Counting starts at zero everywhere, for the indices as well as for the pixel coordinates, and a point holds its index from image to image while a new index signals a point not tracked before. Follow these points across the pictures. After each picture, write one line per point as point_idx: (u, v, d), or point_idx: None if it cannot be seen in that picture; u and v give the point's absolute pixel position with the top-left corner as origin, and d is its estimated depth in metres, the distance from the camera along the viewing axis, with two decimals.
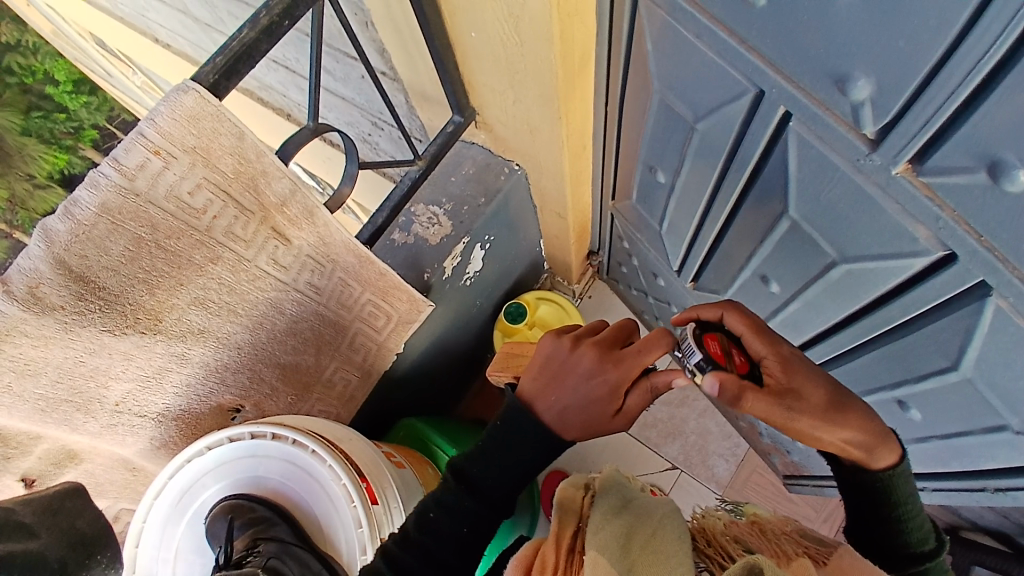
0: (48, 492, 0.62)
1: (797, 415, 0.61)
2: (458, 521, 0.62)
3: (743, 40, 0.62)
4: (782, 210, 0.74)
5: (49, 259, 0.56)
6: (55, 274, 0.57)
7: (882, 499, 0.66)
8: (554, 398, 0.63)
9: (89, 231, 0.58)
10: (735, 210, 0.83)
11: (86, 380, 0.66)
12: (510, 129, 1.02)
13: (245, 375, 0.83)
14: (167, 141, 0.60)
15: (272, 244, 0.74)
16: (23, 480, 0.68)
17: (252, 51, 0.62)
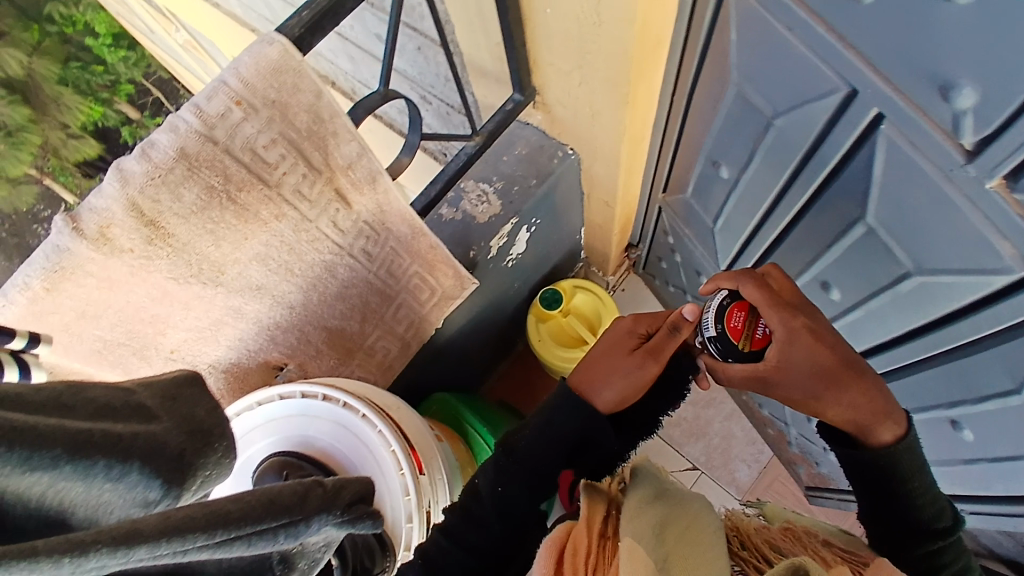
0: (164, 378, 0.45)
1: (776, 383, 0.67)
2: (494, 478, 0.66)
3: (842, 37, 0.60)
4: (857, 215, 0.72)
5: (123, 200, 0.54)
6: (127, 215, 0.55)
7: (887, 475, 0.67)
8: (587, 353, 0.73)
9: (164, 174, 0.56)
10: (798, 212, 0.81)
11: (145, 325, 0.64)
12: (570, 112, 1.00)
13: (293, 335, 0.83)
14: (248, 91, 0.58)
15: (334, 206, 0.74)
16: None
17: (338, 9, 0.60)
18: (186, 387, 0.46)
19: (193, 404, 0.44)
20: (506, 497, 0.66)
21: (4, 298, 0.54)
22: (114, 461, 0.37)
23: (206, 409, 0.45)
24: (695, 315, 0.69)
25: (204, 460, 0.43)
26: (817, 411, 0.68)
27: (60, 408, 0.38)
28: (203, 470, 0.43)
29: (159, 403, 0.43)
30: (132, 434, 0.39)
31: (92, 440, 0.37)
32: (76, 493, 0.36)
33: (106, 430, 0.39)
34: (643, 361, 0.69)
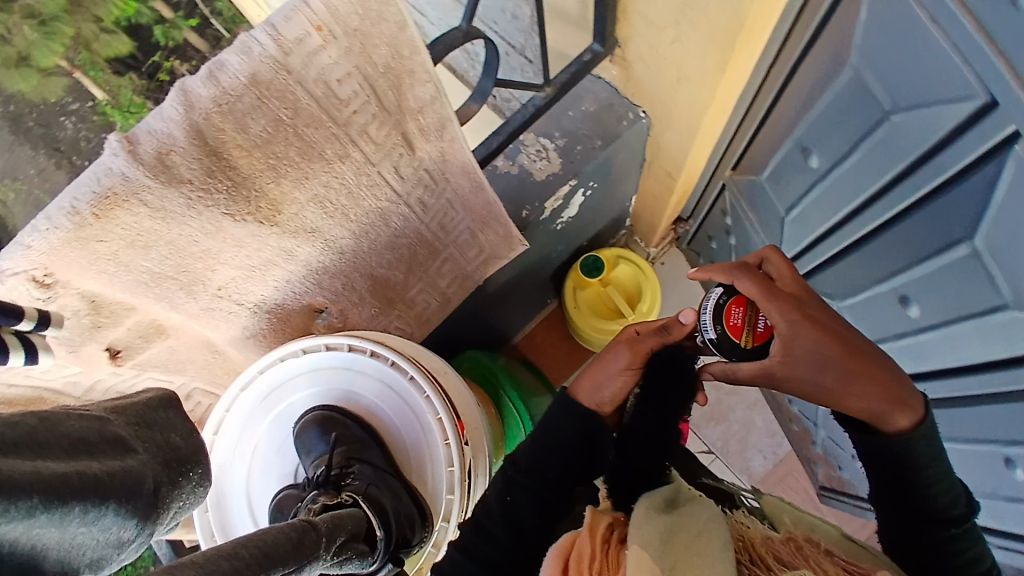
0: (135, 403, 0.46)
1: (786, 379, 0.59)
2: (500, 487, 0.64)
3: (991, 38, 0.51)
4: (961, 236, 0.65)
5: (185, 126, 0.49)
6: (188, 143, 0.50)
7: (903, 462, 0.61)
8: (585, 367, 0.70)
9: (231, 102, 0.50)
10: (892, 218, 0.75)
11: (194, 260, 0.59)
12: (653, 72, 0.92)
13: (340, 281, 0.79)
14: (331, 17, 0.51)
15: (398, 150, 0.69)
16: (107, 350, 0.62)
17: None
18: (158, 412, 0.47)
19: (166, 431, 0.46)
20: (511, 508, 0.63)
21: (46, 221, 0.49)
22: (90, 505, 0.35)
23: (180, 436, 0.47)
24: (691, 319, 0.61)
25: (178, 490, 0.45)
26: (832, 402, 0.61)
27: (35, 445, 0.35)
28: (177, 501, 0.45)
29: (133, 430, 0.44)
30: (107, 474, 0.37)
31: (71, 483, 0.35)
32: (52, 539, 0.33)
33: (84, 468, 0.36)
34: (614, 349, 0.65)
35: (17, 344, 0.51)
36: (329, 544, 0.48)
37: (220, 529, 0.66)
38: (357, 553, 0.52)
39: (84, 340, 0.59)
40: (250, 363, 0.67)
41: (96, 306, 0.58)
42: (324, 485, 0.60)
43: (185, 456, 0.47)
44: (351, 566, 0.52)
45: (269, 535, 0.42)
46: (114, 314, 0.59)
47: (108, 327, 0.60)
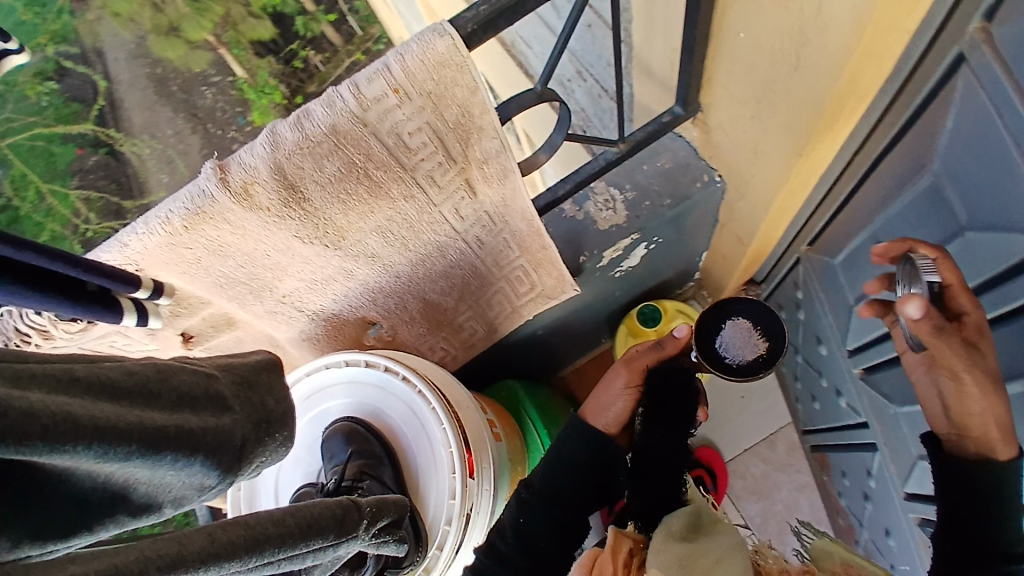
0: (246, 362, 0.50)
1: (970, 367, 0.57)
2: (515, 510, 0.71)
3: None
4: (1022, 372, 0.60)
5: (270, 163, 0.56)
6: (270, 177, 0.57)
7: (986, 494, 0.62)
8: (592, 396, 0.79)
9: (312, 146, 0.57)
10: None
11: (265, 270, 0.68)
12: (731, 141, 0.91)
13: (393, 300, 0.86)
14: (408, 80, 0.57)
15: (460, 193, 0.75)
16: (182, 334, 0.73)
17: (516, 9, 0.56)
18: (262, 374, 0.51)
19: (263, 393, 0.49)
20: (524, 529, 0.69)
21: (143, 227, 0.58)
22: (181, 457, 0.40)
23: (274, 399, 0.50)
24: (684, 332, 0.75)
25: (265, 447, 0.48)
26: (966, 413, 0.61)
27: (147, 395, 0.40)
28: (263, 456, 0.48)
29: (235, 389, 0.47)
30: (201, 431, 0.41)
31: (168, 435, 0.39)
32: (146, 476, 0.39)
33: (182, 423, 0.41)
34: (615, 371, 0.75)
35: (132, 307, 0.62)
36: (369, 525, 0.52)
37: (247, 510, 0.74)
38: (394, 539, 0.57)
39: (163, 326, 0.69)
40: (303, 363, 0.76)
41: (176, 299, 0.68)
42: (336, 493, 0.62)
43: (276, 417, 0.50)
44: (387, 549, 0.57)
45: (314, 509, 0.46)
46: (190, 307, 0.70)
47: (185, 316, 0.70)
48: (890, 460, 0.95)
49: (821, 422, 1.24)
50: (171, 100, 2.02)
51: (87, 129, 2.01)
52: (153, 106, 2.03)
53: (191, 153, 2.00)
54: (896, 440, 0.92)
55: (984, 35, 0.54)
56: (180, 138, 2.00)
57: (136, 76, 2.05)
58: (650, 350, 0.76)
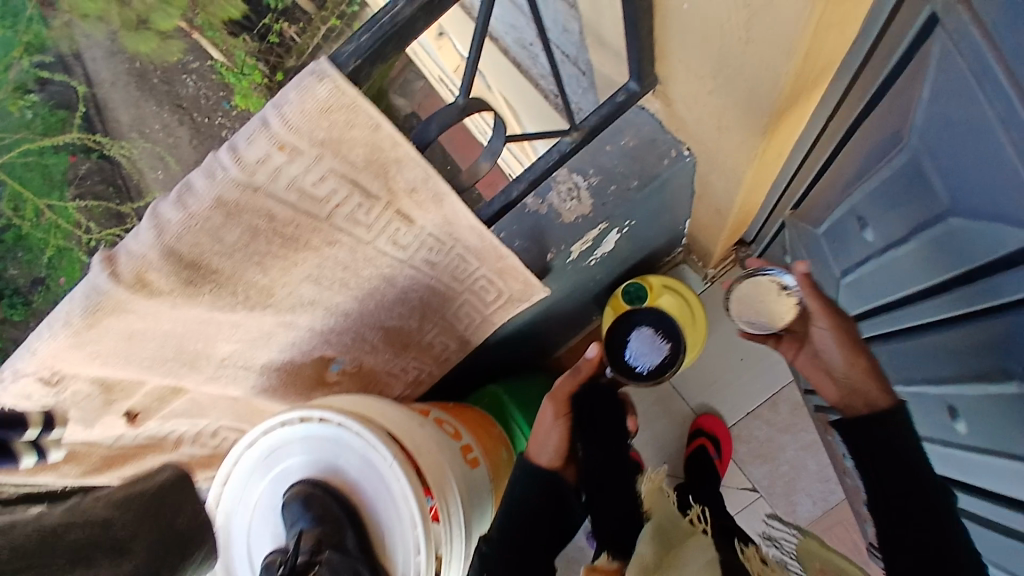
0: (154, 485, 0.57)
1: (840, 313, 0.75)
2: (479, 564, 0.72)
3: None
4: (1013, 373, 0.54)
5: (159, 248, 0.52)
6: (164, 263, 0.52)
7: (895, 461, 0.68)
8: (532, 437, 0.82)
9: (200, 223, 0.52)
10: (948, 321, 0.64)
11: (193, 342, 0.64)
12: (694, 115, 0.83)
13: (348, 336, 0.81)
14: (294, 134, 0.49)
15: (394, 225, 0.69)
16: (124, 414, 0.70)
17: (405, 34, 0.49)
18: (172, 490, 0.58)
19: (176, 512, 0.55)
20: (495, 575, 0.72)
21: (48, 330, 0.54)
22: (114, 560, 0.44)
23: (188, 516, 0.56)
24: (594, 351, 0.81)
25: (192, 556, 0.54)
26: (853, 363, 0.73)
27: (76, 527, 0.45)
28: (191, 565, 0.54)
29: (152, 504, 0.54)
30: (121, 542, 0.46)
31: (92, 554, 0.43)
32: None
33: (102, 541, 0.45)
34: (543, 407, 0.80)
35: (30, 445, 0.59)
36: None
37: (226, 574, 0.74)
38: None
39: (97, 415, 0.66)
40: (257, 423, 0.73)
41: (107, 387, 0.64)
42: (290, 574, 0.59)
43: (195, 531, 0.56)
44: None
45: None
46: (124, 390, 0.66)
47: (120, 400, 0.67)
48: None
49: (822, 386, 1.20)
50: (154, 93, 1.78)
51: (74, 136, 1.63)
52: (137, 103, 1.78)
53: (180, 146, 1.76)
54: None
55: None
56: (168, 131, 1.77)
57: (117, 74, 1.78)
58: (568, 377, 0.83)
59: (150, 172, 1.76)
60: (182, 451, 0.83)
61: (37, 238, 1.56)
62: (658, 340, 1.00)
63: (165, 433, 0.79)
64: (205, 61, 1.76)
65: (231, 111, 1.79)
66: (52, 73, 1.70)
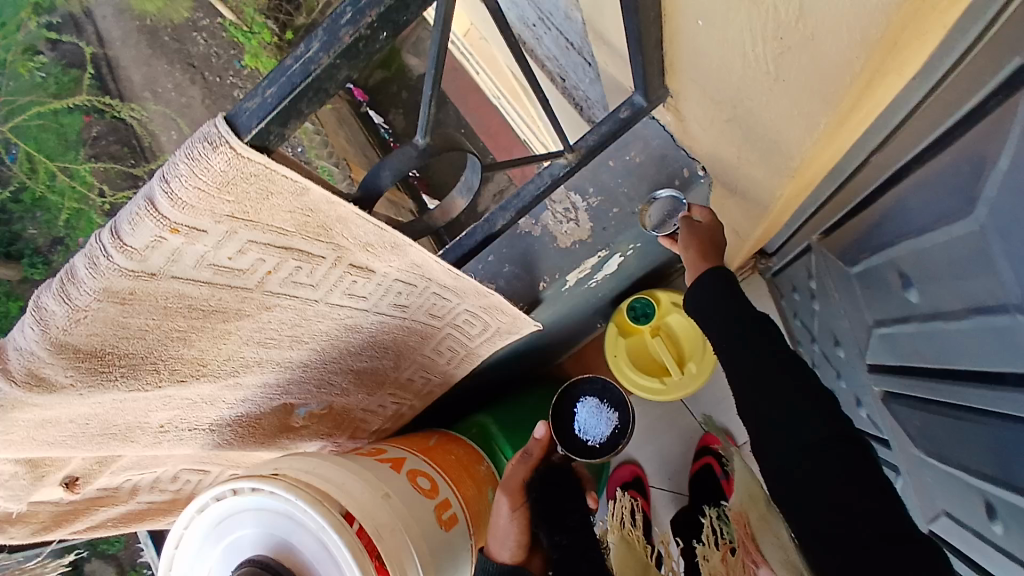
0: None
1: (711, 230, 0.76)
2: None
3: None
4: None
5: (47, 345, 0.44)
6: (56, 358, 0.45)
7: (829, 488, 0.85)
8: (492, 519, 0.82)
9: (92, 317, 0.43)
10: (996, 414, 0.53)
11: (121, 416, 0.57)
12: (709, 136, 0.70)
13: (311, 384, 0.73)
14: (190, 214, 0.40)
15: (350, 278, 0.59)
16: (62, 483, 0.64)
17: (323, 86, 0.38)
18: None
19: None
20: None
21: None
22: None
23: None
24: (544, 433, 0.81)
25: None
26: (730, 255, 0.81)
27: None
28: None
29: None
30: None
31: None
32: None
33: None
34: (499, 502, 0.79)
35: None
36: None
37: None
38: None
39: (29, 490, 0.61)
40: (205, 488, 0.66)
41: (34, 464, 0.59)
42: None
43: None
44: None
45: None
46: (53, 465, 0.60)
47: (51, 474, 0.61)
48: (914, 490, 0.81)
49: None
50: (165, 52, 1.71)
51: (83, 99, 1.60)
52: (148, 60, 1.71)
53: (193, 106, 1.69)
54: (920, 479, 0.78)
55: None
56: (180, 91, 1.71)
57: (128, 32, 1.72)
58: (520, 463, 0.84)
59: (165, 136, 1.73)
60: (139, 500, 0.77)
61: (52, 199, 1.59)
62: (605, 411, 1.02)
63: (118, 484, 0.72)
64: (214, 18, 1.69)
65: (242, 70, 1.70)
66: (61, 33, 1.70)
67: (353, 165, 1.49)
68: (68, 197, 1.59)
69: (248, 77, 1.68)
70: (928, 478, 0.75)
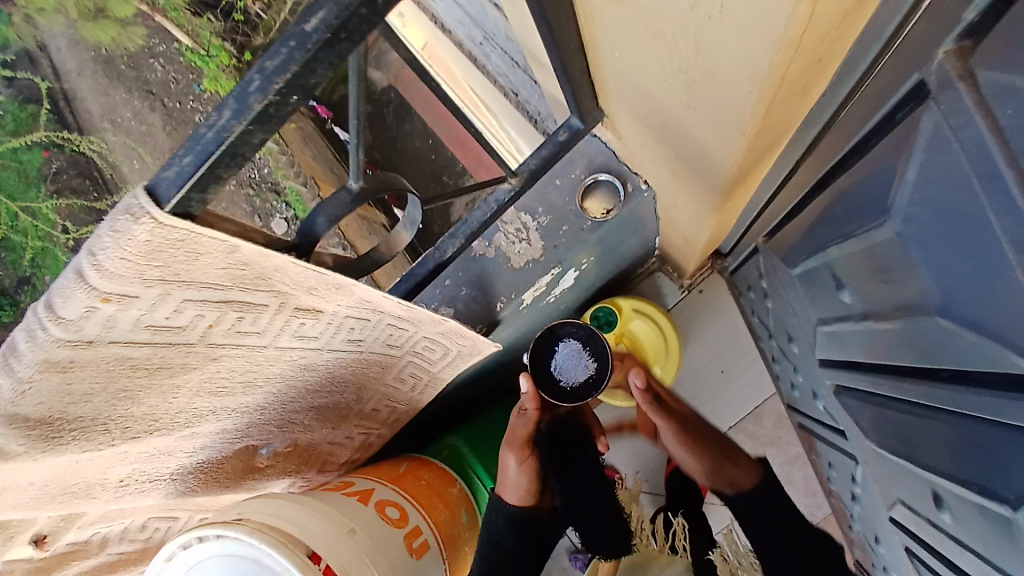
0: None
1: None
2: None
3: None
4: (1006, 496, 0.46)
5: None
6: (6, 428, 0.47)
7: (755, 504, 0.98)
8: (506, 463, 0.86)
9: (37, 387, 0.45)
10: (933, 408, 0.55)
11: (77, 475, 0.57)
12: (644, 154, 0.73)
13: (271, 425, 0.74)
14: (120, 283, 0.41)
15: (297, 321, 0.59)
16: (31, 540, 0.66)
17: (239, 150, 0.39)
18: None
19: None
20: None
21: None
22: None
23: None
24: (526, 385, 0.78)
25: None
26: None
27: None
28: None
29: None
30: None
31: None
32: None
33: None
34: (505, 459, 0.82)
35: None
36: None
37: None
38: None
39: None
40: (172, 538, 0.67)
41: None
42: None
43: None
44: None
45: None
46: (18, 526, 0.63)
47: (19, 534, 0.64)
48: (874, 479, 0.84)
49: (801, 407, 1.12)
50: (122, 80, 1.58)
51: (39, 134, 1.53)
52: (105, 91, 1.58)
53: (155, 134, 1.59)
54: (876, 468, 0.80)
55: (961, 65, 0.34)
56: (140, 119, 1.58)
57: (83, 63, 1.58)
58: (518, 419, 0.83)
59: None
60: (110, 552, 0.75)
61: (15, 240, 1.48)
62: (585, 355, 0.84)
63: (87, 537, 0.72)
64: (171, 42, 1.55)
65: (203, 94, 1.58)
66: (16, 70, 1.56)
67: (320, 182, 1.41)
68: (30, 236, 1.48)
69: (206, 102, 1.55)
70: (882, 467, 0.77)
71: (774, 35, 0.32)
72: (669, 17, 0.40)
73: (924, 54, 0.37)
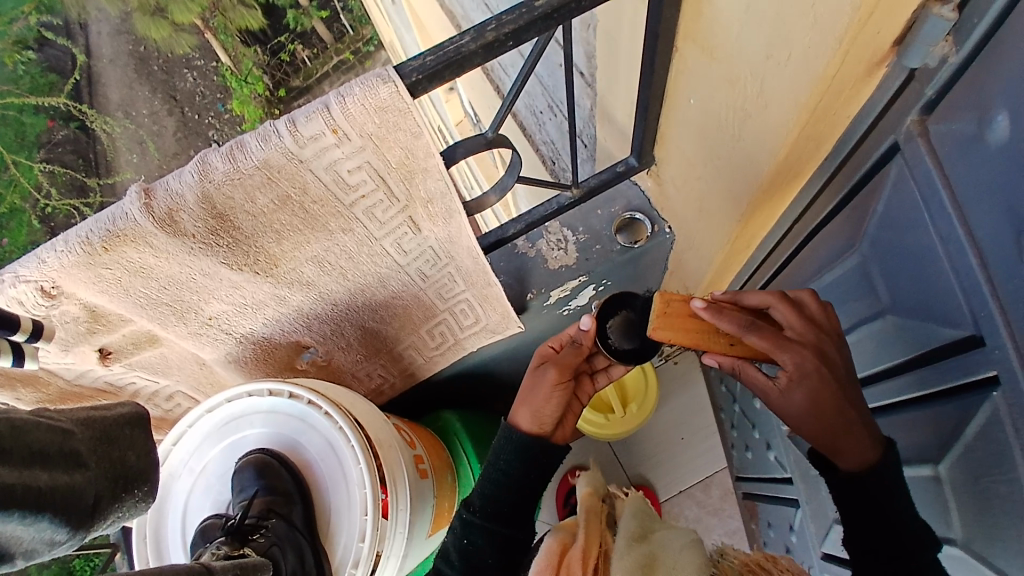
0: (113, 414, 0.53)
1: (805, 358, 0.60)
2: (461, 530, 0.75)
3: (986, 264, 0.49)
4: (931, 456, 0.61)
5: (196, 191, 0.55)
6: (196, 206, 0.56)
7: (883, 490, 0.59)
8: (532, 382, 0.78)
9: (242, 179, 0.56)
10: (879, 410, 0.71)
11: (191, 293, 0.68)
12: (681, 195, 0.94)
13: (329, 327, 0.86)
14: (348, 122, 0.56)
15: (403, 229, 0.72)
16: (98, 350, 0.72)
17: (464, 63, 0.56)
18: (126, 428, 0.54)
19: (125, 451, 0.53)
20: (469, 549, 0.74)
21: (63, 245, 0.56)
22: (29, 514, 0.41)
23: (136, 457, 0.54)
24: (592, 324, 0.76)
25: (124, 501, 0.52)
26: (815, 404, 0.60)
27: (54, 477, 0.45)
28: (121, 508, 0.52)
29: (91, 447, 0.49)
30: (50, 492, 0.43)
31: (12, 496, 0.40)
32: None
33: (29, 485, 0.42)
34: (546, 372, 0.76)
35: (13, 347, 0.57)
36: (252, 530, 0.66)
37: (152, 538, 0.73)
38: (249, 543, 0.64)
39: (78, 341, 0.68)
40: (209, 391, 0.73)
41: (94, 316, 0.67)
42: (233, 535, 0.65)
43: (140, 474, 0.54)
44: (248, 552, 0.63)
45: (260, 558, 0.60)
46: (108, 324, 0.68)
47: (101, 333, 0.69)
48: (809, 517, 0.94)
49: (750, 469, 1.25)
50: None
51: None
52: None
53: None
54: (811, 495, 0.92)
55: (920, 128, 0.56)
56: None
57: None
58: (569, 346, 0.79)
59: None
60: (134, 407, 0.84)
61: None
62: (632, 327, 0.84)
63: (123, 383, 0.80)
64: None
65: None
66: None
67: None
68: None
69: None
70: (819, 491, 0.89)
71: (816, 76, 0.54)
72: (747, 67, 0.61)
73: (896, 120, 0.58)
